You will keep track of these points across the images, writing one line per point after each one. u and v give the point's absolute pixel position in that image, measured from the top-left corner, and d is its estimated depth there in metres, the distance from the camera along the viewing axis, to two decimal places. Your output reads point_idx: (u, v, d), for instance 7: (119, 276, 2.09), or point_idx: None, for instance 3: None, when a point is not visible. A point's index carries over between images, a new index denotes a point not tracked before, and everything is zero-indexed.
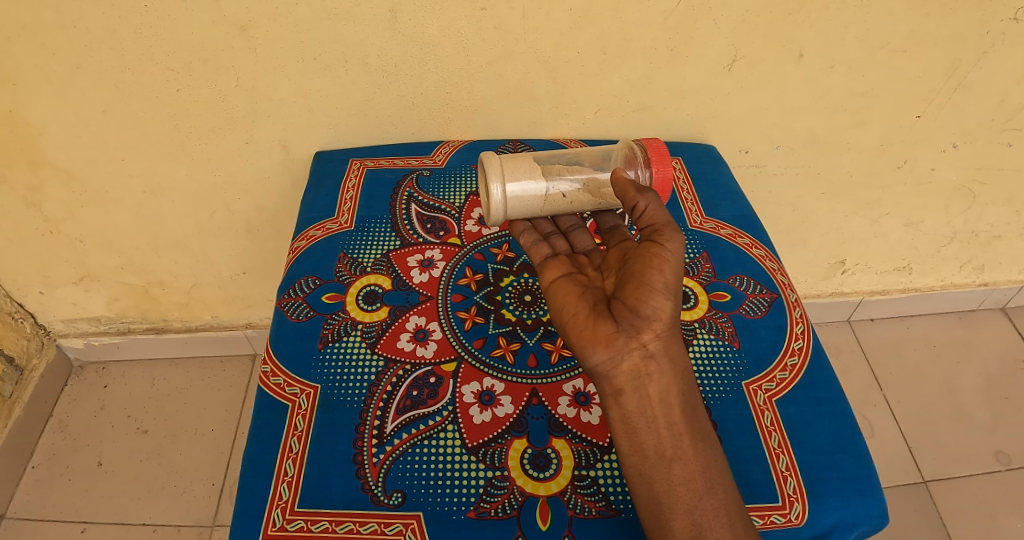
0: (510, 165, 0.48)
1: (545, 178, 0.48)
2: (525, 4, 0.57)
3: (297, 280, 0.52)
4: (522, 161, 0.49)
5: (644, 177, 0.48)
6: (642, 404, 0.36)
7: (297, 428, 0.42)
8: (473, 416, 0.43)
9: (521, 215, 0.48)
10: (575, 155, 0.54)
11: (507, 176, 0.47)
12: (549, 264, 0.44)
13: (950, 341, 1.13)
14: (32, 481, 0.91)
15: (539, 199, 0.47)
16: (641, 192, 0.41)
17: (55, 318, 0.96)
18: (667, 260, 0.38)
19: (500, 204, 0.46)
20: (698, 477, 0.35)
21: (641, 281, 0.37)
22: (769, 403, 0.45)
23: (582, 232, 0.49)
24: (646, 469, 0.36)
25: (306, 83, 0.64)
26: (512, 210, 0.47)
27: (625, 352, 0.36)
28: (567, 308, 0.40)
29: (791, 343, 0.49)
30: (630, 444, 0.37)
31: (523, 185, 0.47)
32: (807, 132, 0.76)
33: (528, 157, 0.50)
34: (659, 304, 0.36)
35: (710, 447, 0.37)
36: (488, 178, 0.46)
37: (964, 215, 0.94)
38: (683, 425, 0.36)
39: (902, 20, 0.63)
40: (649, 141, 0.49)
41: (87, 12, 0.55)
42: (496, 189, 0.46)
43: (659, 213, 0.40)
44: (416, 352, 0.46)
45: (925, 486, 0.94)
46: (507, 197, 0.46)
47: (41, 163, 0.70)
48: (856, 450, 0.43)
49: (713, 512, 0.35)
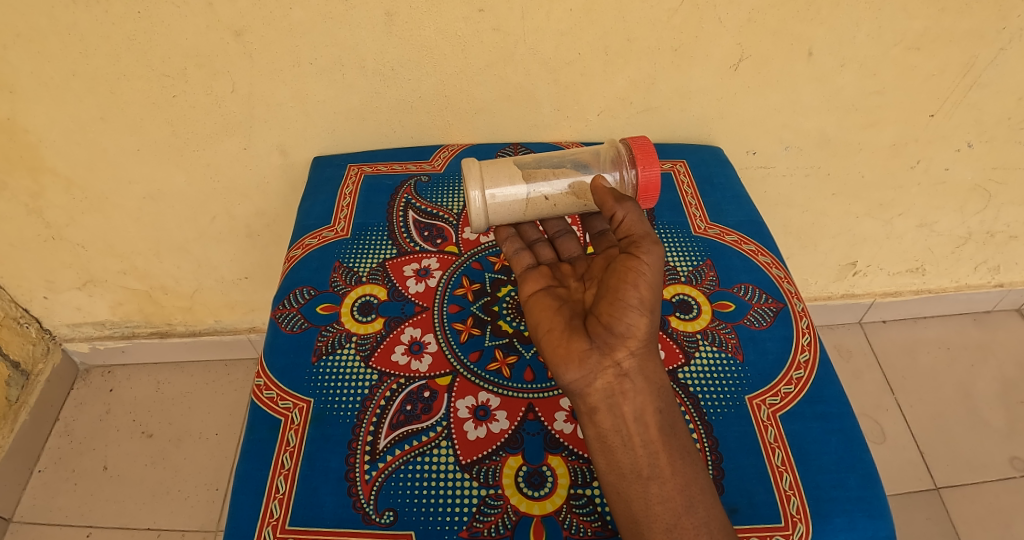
0: (489, 170, 0.46)
1: (526, 182, 0.46)
2: (524, 5, 0.56)
3: (291, 291, 0.52)
4: (502, 166, 0.47)
5: (631, 178, 0.47)
6: (617, 423, 0.35)
7: (289, 443, 0.42)
8: (468, 432, 0.42)
9: (504, 221, 0.47)
10: (563, 155, 0.52)
11: (486, 181, 0.45)
12: (529, 277, 0.43)
13: (964, 344, 1.10)
14: (38, 485, 0.92)
15: (520, 204, 0.46)
16: (620, 201, 0.40)
17: (60, 322, 0.97)
18: (643, 275, 0.37)
19: (480, 211, 0.45)
20: (677, 496, 0.34)
21: (616, 297, 0.36)
22: (773, 418, 0.44)
23: (568, 238, 0.48)
24: (622, 487, 0.35)
25: (303, 87, 0.63)
26: (494, 215, 0.45)
27: (598, 371, 0.35)
28: (542, 323, 0.39)
29: (796, 356, 0.48)
30: (606, 462, 0.36)
31: (502, 189, 0.45)
32: (818, 133, 0.74)
33: (510, 160, 0.48)
34: (633, 321, 0.36)
35: (689, 464, 0.35)
36: (467, 184, 0.45)
37: (980, 215, 0.91)
38: (659, 443, 0.35)
39: (917, 16, 0.61)
40: (634, 139, 0.47)
41: (81, 19, 0.55)
42: (475, 194, 0.44)
43: (638, 223, 0.39)
44: (411, 366, 0.45)
45: (938, 493, 0.92)
46: (486, 203, 0.45)
47: (41, 170, 0.70)
48: (863, 468, 0.42)
49: (693, 530, 0.33)
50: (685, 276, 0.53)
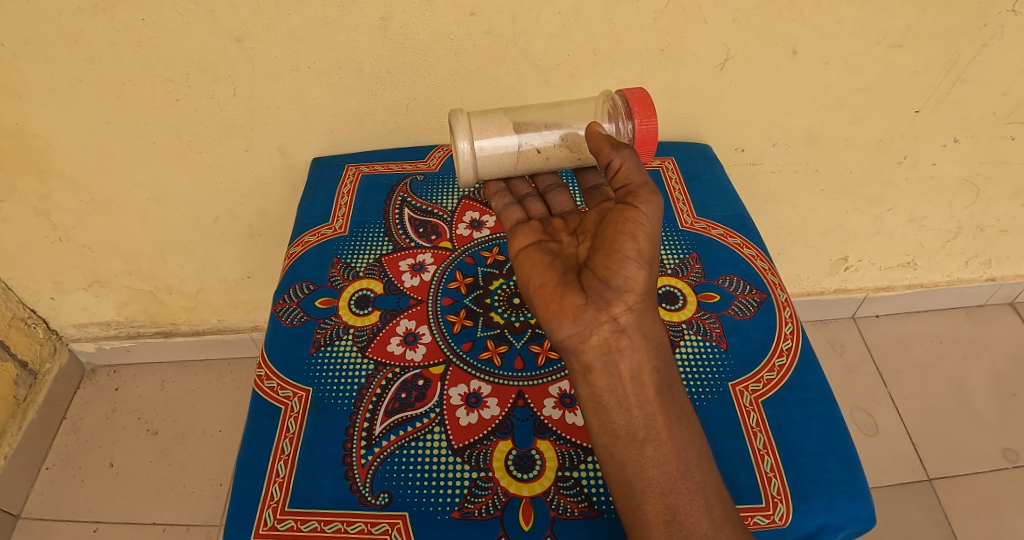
0: (479, 122, 0.48)
1: (517, 133, 0.48)
2: (514, 8, 0.58)
3: (292, 285, 0.54)
4: (492, 117, 0.48)
5: (628, 129, 0.47)
6: (613, 382, 0.37)
7: (289, 430, 0.44)
8: (460, 418, 0.43)
9: (494, 174, 0.48)
10: (557, 109, 0.53)
11: (475, 132, 0.46)
12: (520, 231, 0.45)
13: (957, 337, 1.11)
14: (46, 482, 0.94)
15: (513, 154, 0.47)
16: (617, 148, 0.40)
17: (67, 323, 0.99)
18: (641, 226, 0.37)
19: (469, 162, 0.46)
20: (673, 460, 0.36)
21: (613, 248, 0.37)
22: (755, 404, 0.45)
23: (560, 192, 0.49)
24: (617, 451, 0.36)
25: (302, 90, 0.65)
26: (487, 165, 0.47)
27: (593, 326, 0.37)
28: (534, 279, 0.40)
29: (779, 345, 0.49)
30: (601, 424, 0.37)
31: (493, 140, 0.47)
32: (805, 130, 0.76)
33: (501, 112, 0.50)
34: (631, 274, 0.37)
35: (686, 428, 0.37)
36: (456, 135, 0.46)
37: (969, 209, 0.92)
38: (656, 404, 0.37)
39: (899, 15, 0.62)
40: (632, 91, 0.47)
41: (87, 26, 0.57)
42: (463, 145, 0.46)
43: (636, 172, 0.39)
44: (406, 355, 0.47)
45: (930, 484, 0.93)
46: (478, 154, 0.46)
47: (48, 173, 0.72)
48: (843, 451, 0.43)
49: (688, 495, 0.35)
50: (672, 269, 0.55)
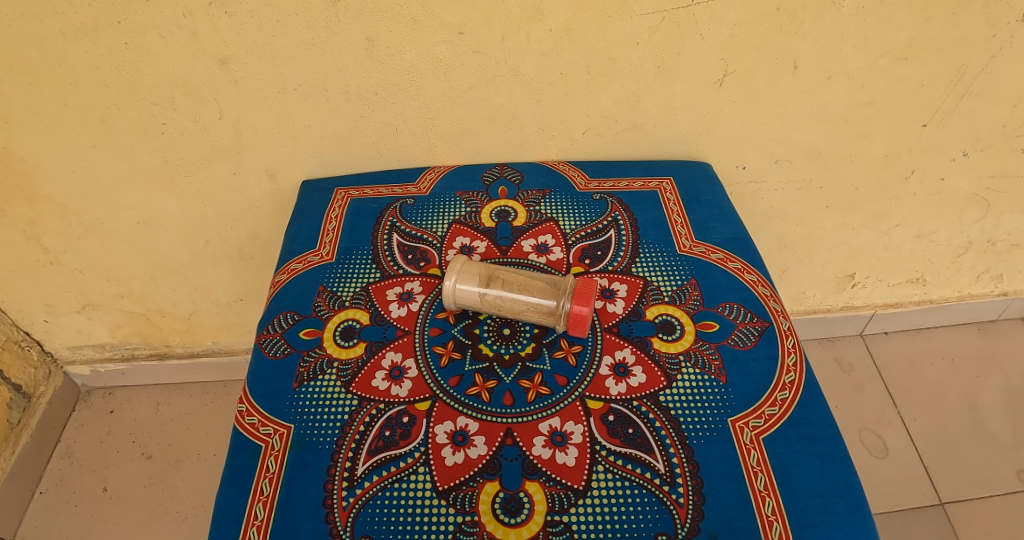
0: (471, 269, 0.51)
1: (491, 287, 0.49)
2: (504, 26, 0.56)
3: (276, 316, 0.52)
4: (482, 268, 0.51)
5: (568, 307, 0.48)
6: None
7: (269, 469, 0.42)
8: (445, 458, 0.42)
9: (470, 310, 0.51)
10: (539, 277, 0.51)
11: (460, 275, 0.50)
12: None
13: (969, 354, 1.08)
14: (39, 507, 0.93)
15: (478, 300, 0.50)
16: None
17: (61, 345, 0.98)
18: None
19: (449, 295, 0.50)
20: None
21: None
22: (756, 441, 0.43)
23: None
24: None
25: (289, 113, 0.64)
26: (459, 301, 0.50)
27: None
28: None
29: (781, 377, 0.47)
30: None
31: (470, 283, 0.49)
32: (808, 146, 0.74)
33: (495, 267, 0.52)
34: None
35: None
36: (447, 269, 0.50)
37: (979, 224, 0.90)
38: None
39: (902, 27, 0.60)
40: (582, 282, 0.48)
41: (70, 50, 0.56)
42: (447, 283, 0.49)
43: None
44: (391, 391, 0.46)
45: (943, 508, 0.89)
46: (454, 288, 0.49)
47: (37, 197, 0.71)
48: (849, 491, 0.40)
49: None
50: (669, 296, 0.53)
